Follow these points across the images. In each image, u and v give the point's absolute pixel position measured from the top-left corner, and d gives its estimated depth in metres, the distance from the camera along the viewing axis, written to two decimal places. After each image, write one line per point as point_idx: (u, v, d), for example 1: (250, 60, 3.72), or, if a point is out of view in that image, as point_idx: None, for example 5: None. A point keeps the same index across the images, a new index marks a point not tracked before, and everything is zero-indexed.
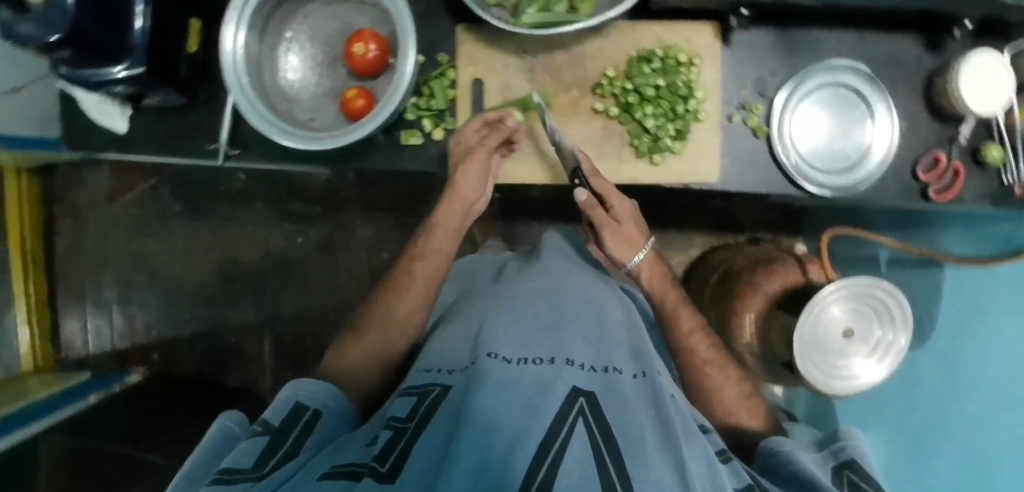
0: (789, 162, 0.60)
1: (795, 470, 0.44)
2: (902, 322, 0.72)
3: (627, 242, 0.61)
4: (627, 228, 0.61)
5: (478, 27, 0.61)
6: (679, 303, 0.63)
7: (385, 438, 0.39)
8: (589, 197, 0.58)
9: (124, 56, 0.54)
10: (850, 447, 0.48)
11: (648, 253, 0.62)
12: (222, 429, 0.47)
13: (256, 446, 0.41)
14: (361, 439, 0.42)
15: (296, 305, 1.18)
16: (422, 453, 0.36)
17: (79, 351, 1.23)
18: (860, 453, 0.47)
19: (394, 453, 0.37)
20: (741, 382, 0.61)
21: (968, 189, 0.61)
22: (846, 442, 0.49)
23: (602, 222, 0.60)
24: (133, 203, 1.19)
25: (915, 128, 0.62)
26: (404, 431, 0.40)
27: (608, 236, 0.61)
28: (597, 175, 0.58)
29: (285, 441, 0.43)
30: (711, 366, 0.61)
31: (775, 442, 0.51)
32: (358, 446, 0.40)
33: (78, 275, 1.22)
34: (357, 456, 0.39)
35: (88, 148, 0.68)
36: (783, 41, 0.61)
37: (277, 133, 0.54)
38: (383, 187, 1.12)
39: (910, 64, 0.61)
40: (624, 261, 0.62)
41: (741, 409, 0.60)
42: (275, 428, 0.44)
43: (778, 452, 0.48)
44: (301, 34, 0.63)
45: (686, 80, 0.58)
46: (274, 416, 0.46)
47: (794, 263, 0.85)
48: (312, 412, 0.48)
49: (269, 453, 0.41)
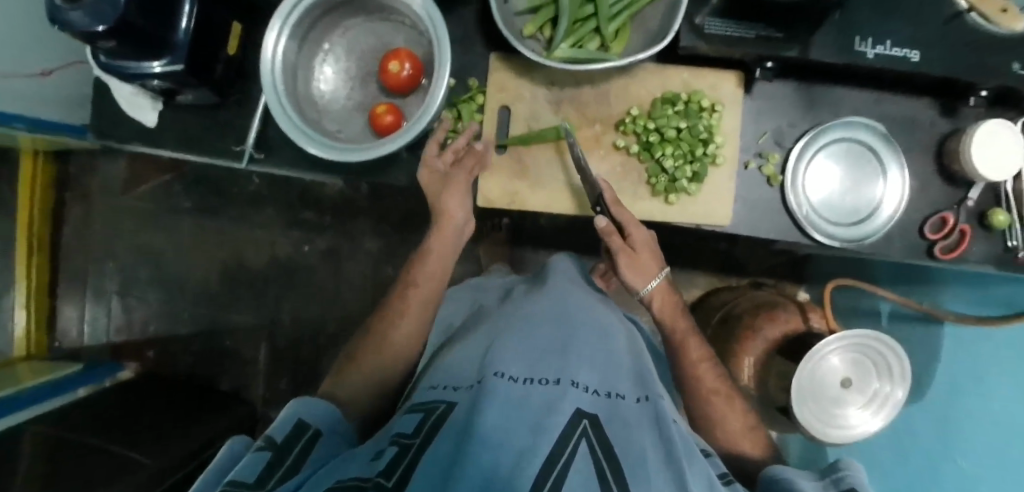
0: (800, 212, 0.61)
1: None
2: (901, 376, 0.72)
3: (641, 272, 0.61)
4: (645, 257, 0.61)
5: (511, 56, 0.63)
6: (688, 334, 0.63)
7: (389, 456, 0.40)
8: (609, 224, 0.58)
9: (165, 52, 0.56)
10: (852, 477, 0.43)
11: (662, 282, 0.63)
12: (231, 452, 0.44)
13: (261, 459, 0.41)
14: (365, 453, 0.42)
15: (296, 313, 1.18)
16: (427, 468, 0.37)
17: (72, 340, 1.21)
18: (861, 482, 0.43)
19: (400, 469, 0.38)
20: (746, 414, 0.61)
21: (974, 251, 0.63)
22: (847, 472, 0.44)
23: (620, 249, 0.60)
24: (145, 196, 1.20)
25: (926, 188, 0.64)
26: (410, 446, 0.40)
27: (625, 264, 0.61)
28: (618, 203, 0.59)
29: (289, 457, 0.43)
30: (717, 396, 0.61)
31: (776, 469, 0.49)
32: (363, 460, 0.41)
33: (80, 263, 1.21)
34: (361, 471, 0.39)
35: (115, 140, 0.69)
36: (804, 95, 0.63)
37: (305, 141, 0.56)
38: (395, 202, 1.13)
39: (925, 127, 0.63)
40: (637, 287, 0.62)
41: (744, 438, 0.59)
42: (277, 445, 0.43)
43: (778, 480, 0.47)
44: (338, 47, 0.64)
45: (707, 125, 0.60)
46: (279, 431, 0.46)
47: (796, 310, 0.88)
48: (313, 430, 0.48)
49: (274, 471, 0.40)
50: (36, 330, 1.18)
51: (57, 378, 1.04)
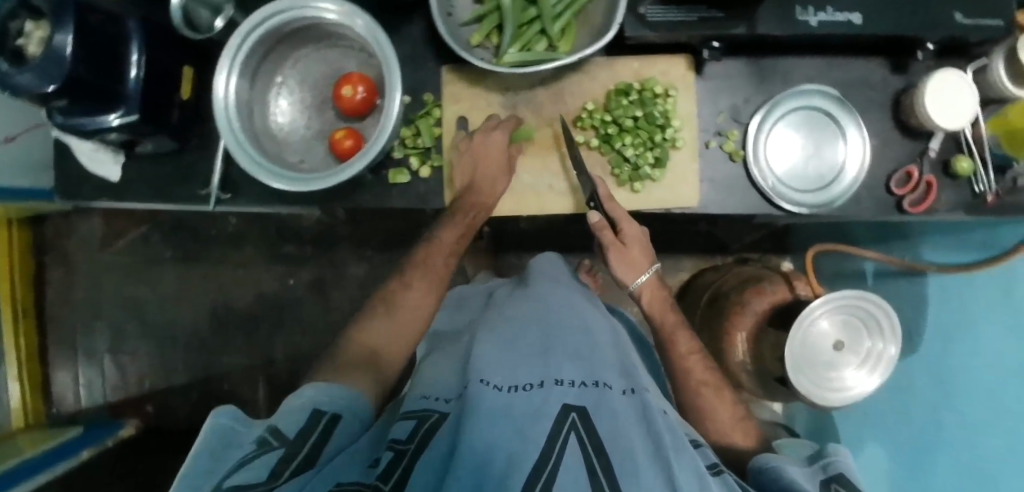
0: (766, 184, 0.62)
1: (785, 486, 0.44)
2: (891, 332, 0.72)
3: (632, 265, 0.64)
4: (635, 253, 0.63)
5: (462, 66, 0.64)
6: (676, 328, 0.65)
7: (385, 460, 0.39)
8: (601, 219, 0.60)
9: (119, 104, 0.55)
10: (839, 462, 0.48)
11: (652, 276, 0.65)
12: (220, 430, 0.42)
13: (271, 456, 0.38)
14: (364, 456, 0.42)
15: (290, 348, 1.17)
16: (420, 475, 0.37)
17: (69, 405, 1.20)
18: (847, 468, 0.47)
19: (396, 474, 0.38)
20: (735, 404, 0.62)
21: (942, 201, 0.63)
22: (834, 457, 0.48)
23: (610, 244, 0.62)
24: (126, 250, 1.19)
25: (887, 145, 0.64)
26: (405, 452, 0.40)
27: (617, 258, 0.63)
28: (612, 201, 0.60)
29: (303, 450, 0.40)
30: (707, 387, 0.62)
31: (764, 458, 0.50)
32: (361, 466, 0.40)
33: (69, 326, 1.20)
34: (362, 477, 0.38)
35: (80, 198, 0.69)
36: (754, 69, 0.64)
37: (265, 175, 0.55)
38: (374, 225, 1.14)
39: (878, 86, 0.64)
40: (628, 282, 0.65)
41: (735, 429, 0.59)
42: (289, 441, 0.41)
43: (768, 469, 0.48)
44: (291, 78, 0.65)
45: (662, 111, 0.61)
46: (290, 424, 0.43)
47: (781, 280, 0.87)
48: (329, 418, 0.45)
49: (289, 464, 0.38)
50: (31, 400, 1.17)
51: (58, 444, 1.03)
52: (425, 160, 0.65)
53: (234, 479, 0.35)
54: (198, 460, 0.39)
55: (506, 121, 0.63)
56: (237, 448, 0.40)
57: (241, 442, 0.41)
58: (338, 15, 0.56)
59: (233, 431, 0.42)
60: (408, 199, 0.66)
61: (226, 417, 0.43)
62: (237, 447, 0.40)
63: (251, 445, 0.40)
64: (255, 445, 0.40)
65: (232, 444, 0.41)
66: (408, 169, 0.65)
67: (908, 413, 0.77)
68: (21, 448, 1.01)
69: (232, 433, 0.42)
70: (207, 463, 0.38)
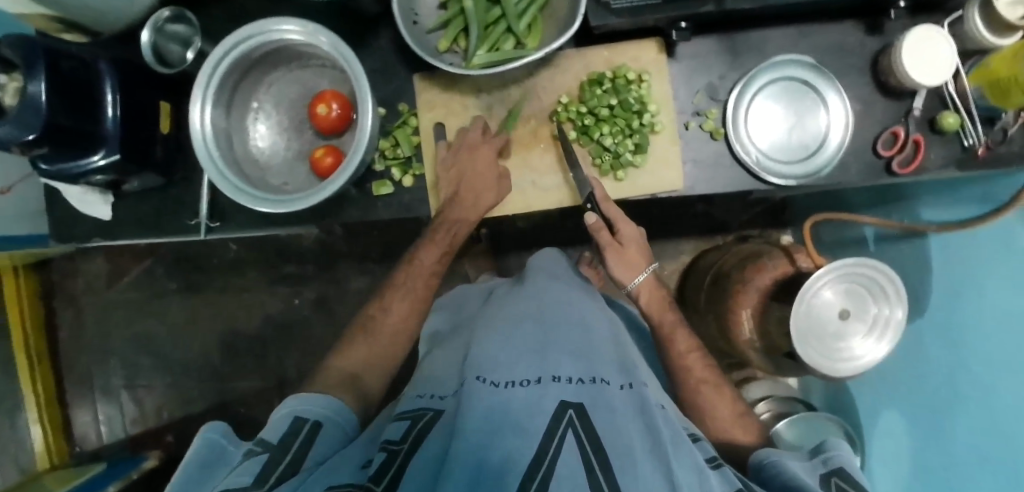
0: (749, 159, 0.61)
1: (785, 481, 0.44)
2: (896, 296, 0.69)
3: (629, 265, 0.64)
4: (632, 252, 0.64)
5: (433, 73, 0.64)
6: (675, 325, 0.65)
7: (379, 460, 0.40)
8: (598, 220, 0.60)
9: (100, 145, 0.56)
10: (837, 456, 0.47)
11: (649, 276, 0.65)
12: (209, 444, 0.44)
13: (257, 461, 0.41)
14: (356, 458, 0.43)
15: (300, 367, 1.18)
16: (415, 472, 0.37)
17: (92, 443, 1.22)
18: (847, 459, 0.46)
19: (390, 474, 0.38)
20: (736, 400, 0.61)
21: (932, 158, 0.62)
22: (833, 451, 0.48)
23: (608, 244, 0.63)
24: (132, 287, 1.22)
25: (869, 107, 0.63)
26: (398, 452, 0.41)
27: (615, 258, 0.64)
28: (608, 201, 0.61)
29: (288, 454, 0.43)
30: (707, 386, 0.61)
31: (764, 453, 0.51)
32: (354, 467, 0.41)
33: (84, 365, 1.22)
34: (355, 476, 0.39)
35: (75, 240, 0.70)
36: (727, 45, 0.63)
37: (246, 199, 0.56)
38: (372, 238, 1.14)
39: (855, 49, 0.63)
40: (626, 282, 0.65)
41: (734, 426, 0.58)
42: (273, 446, 0.43)
43: (769, 465, 0.48)
44: (267, 103, 0.66)
45: (637, 96, 0.61)
46: (273, 432, 0.46)
47: (781, 255, 0.84)
48: (311, 424, 0.48)
49: (275, 468, 0.41)
50: (55, 442, 1.19)
51: (83, 482, 1.05)
52: (407, 170, 0.66)
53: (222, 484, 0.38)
54: (188, 470, 0.42)
55: (479, 130, 0.63)
56: (226, 461, 0.43)
57: (228, 455, 0.44)
58: (301, 34, 0.56)
59: (222, 446, 0.45)
60: (394, 209, 0.66)
61: (215, 432, 0.46)
62: (225, 461, 0.43)
63: (239, 456, 0.43)
64: (241, 456, 0.43)
65: (219, 456, 0.44)
66: (390, 181, 0.65)
67: (917, 377, 0.75)
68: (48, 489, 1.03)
69: (219, 444, 0.45)
70: (198, 474, 0.42)
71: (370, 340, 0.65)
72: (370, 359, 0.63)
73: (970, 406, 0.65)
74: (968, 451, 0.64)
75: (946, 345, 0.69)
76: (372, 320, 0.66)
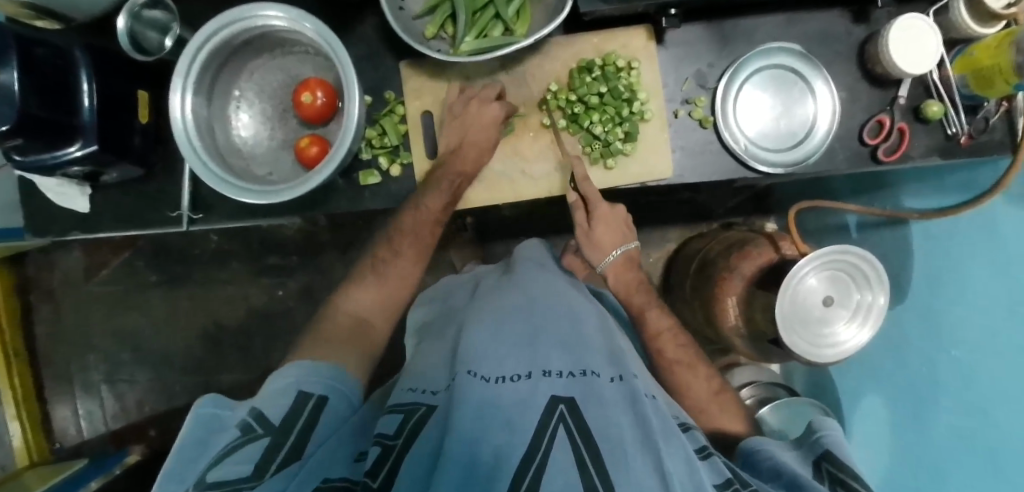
0: (739, 147, 0.62)
1: (774, 467, 0.46)
2: (879, 282, 0.70)
3: (600, 246, 0.66)
4: (601, 233, 0.65)
5: (421, 61, 0.63)
6: (646, 307, 0.66)
7: (374, 454, 0.40)
8: (575, 197, 0.63)
9: (77, 135, 0.54)
10: (826, 438, 0.49)
11: (621, 255, 0.67)
12: (208, 416, 0.45)
13: (257, 448, 0.40)
14: (350, 443, 0.43)
15: (287, 358, 1.17)
16: (410, 467, 0.37)
17: (72, 439, 1.20)
18: (835, 442, 0.49)
19: (386, 469, 0.38)
20: (710, 378, 0.62)
21: (915, 146, 0.63)
22: (822, 433, 0.50)
23: (580, 224, 0.65)
24: (110, 280, 1.19)
25: (856, 96, 0.64)
26: (393, 446, 0.41)
27: (586, 238, 0.66)
28: (587, 179, 0.61)
29: (289, 438, 0.42)
30: (682, 364, 0.62)
31: (755, 442, 0.52)
32: (348, 459, 0.41)
33: (62, 360, 1.20)
34: (351, 472, 0.40)
35: (51, 234, 0.68)
36: (716, 33, 0.63)
37: (233, 192, 0.55)
38: (358, 227, 1.13)
39: (841, 37, 0.63)
40: (595, 261, 0.68)
41: (713, 405, 0.60)
42: (275, 430, 0.43)
43: (759, 451, 0.50)
44: (249, 91, 0.64)
45: (627, 84, 0.61)
46: (276, 409, 0.45)
47: (766, 243, 0.85)
48: (315, 400, 0.48)
49: (275, 455, 0.40)
50: (34, 439, 1.16)
51: (65, 478, 1.03)
52: (394, 159, 0.65)
53: (222, 467, 0.37)
54: (184, 448, 0.42)
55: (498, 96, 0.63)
56: (226, 432, 0.43)
57: (223, 427, 0.44)
58: (284, 20, 0.55)
59: (219, 417, 0.45)
60: (381, 199, 0.65)
61: (211, 404, 0.46)
62: (221, 434, 0.43)
63: (239, 430, 0.43)
64: (241, 434, 0.42)
65: (216, 434, 0.44)
66: (377, 170, 0.64)
67: (898, 364, 0.76)
68: (29, 485, 1.01)
69: (216, 418, 0.45)
70: (195, 449, 0.42)
71: (377, 285, 0.64)
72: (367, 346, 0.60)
73: (953, 392, 0.66)
74: (946, 437, 0.67)
75: (926, 335, 0.71)
76: None
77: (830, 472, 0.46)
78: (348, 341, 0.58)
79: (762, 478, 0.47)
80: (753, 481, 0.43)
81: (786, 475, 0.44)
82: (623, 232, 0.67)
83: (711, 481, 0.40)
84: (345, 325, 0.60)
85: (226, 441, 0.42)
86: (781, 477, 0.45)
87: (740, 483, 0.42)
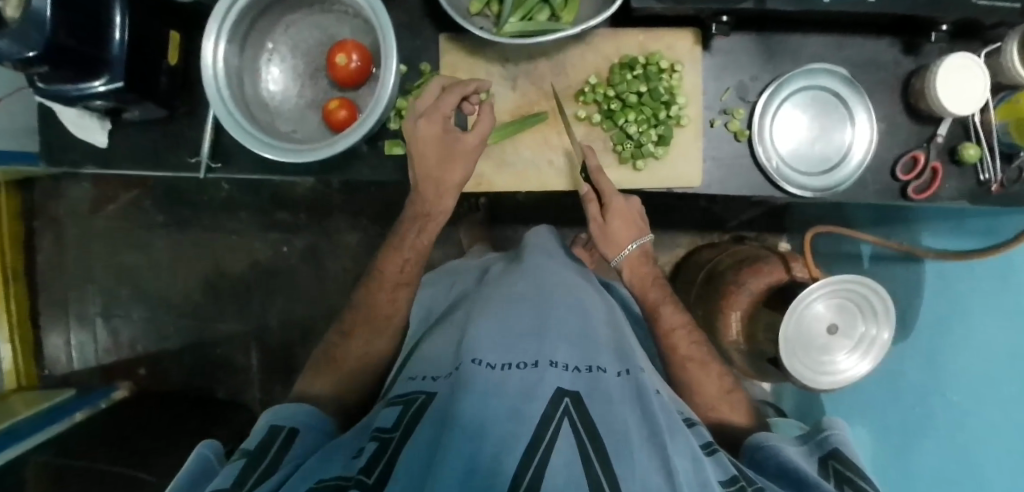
0: (770, 165, 0.61)
1: (779, 464, 0.47)
2: (885, 316, 0.70)
3: (613, 241, 0.64)
4: (616, 227, 0.63)
5: (461, 36, 0.62)
6: (661, 302, 0.65)
7: (370, 451, 0.40)
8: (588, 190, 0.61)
9: (103, 70, 0.53)
10: (834, 436, 0.51)
11: (636, 249, 0.64)
12: (197, 461, 0.45)
13: (234, 469, 0.41)
14: (349, 449, 0.43)
15: (285, 315, 1.17)
16: (406, 462, 0.37)
17: (62, 368, 1.21)
18: (842, 441, 0.50)
19: (381, 465, 0.38)
20: (723, 377, 0.63)
21: (946, 187, 0.62)
22: (830, 431, 0.51)
23: (594, 217, 0.63)
24: (116, 215, 1.18)
25: (894, 128, 0.63)
26: (390, 440, 0.41)
27: (600, 232, 0.64)
28: (600, 172, 0.59)
29: (264, 461, 0.43)
30: (687, 373, 0.62)
31: (761, 436, 0.53)
32: (344, 458, 0.42)
33: (60, 290, 1.20)
34: (345, 468, 0.40)
35: (66, 165, 0.67)
36: (763, 46, 0.62)
37: (257, 146, 0.54)
38: (369, 194, 1.12)
39: (889, 67, 0.62)
40: (610, 256, 0.65)
41: (721, 403, 0.61)
42: (251, 453, 0.44)
43: (764, 447, 0.51)
44: (282, 45, 0.62)
45: (667, 87, 0.60)
46: (252, 442, 0.46)
47: (779, 261, 0.85)
48: (288, 429, 0.49)
49: (252, 474, 0.41)
50: (24, 363, 1.17)
51: (53, 406, 1.04)
52: None
53: None
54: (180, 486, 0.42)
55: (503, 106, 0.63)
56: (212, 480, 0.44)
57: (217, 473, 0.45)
58: None
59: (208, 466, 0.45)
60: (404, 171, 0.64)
61: (205, 453, 0.47)
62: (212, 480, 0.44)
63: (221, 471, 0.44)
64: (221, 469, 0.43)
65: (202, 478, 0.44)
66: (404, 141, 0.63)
67: (893, 396, 0.77)
68: (16, 408, 1.02)
69: (209, 463, 0.45)
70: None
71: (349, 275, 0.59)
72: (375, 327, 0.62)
73: (945, 431, 0.67)
74: (933, 470, 0.68)
75: (923, 373, 0.72)
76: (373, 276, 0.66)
77: (837, 469, 0.47)
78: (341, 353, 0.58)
79: (769, 476, 0.48)
80: (759, 480, 0.44)
81: (796, 472, 0.45)
82: (636, 224, 0.64)
83: (717, 477, 0.40)
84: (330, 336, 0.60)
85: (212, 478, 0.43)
86: (788, 473, 0.46)
87: (746, 479, 0.42)
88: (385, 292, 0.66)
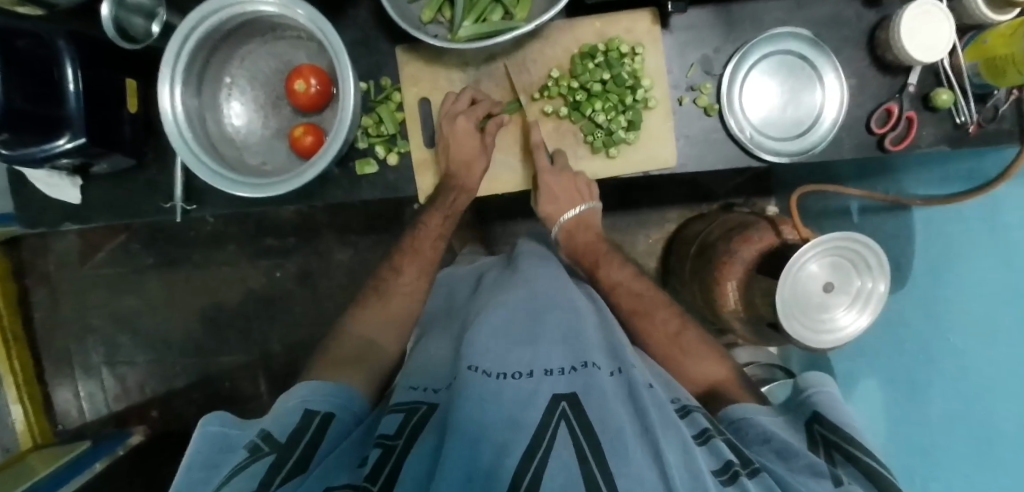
0: (744, 136, 0.60)
1: (763, 434, 0.47)
2: (880, 269, 0.69)
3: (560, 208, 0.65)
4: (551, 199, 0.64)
5: (419, 46, 0.61)
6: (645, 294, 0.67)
7: (374, 458, 0.40)
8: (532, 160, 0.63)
9: (63, 129, 0.52)
10: (816, 396, 0.52)
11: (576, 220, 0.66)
12: (211, 436, 0.43)
13: (264, 463, 0.39)
14: (352, 454, 0.43)
15: (287, 339, 1.17)
16: (412, 467, 0.38)
17: (74, 420, 1.21)
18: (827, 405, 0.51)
19: (386, 472, 0.38)
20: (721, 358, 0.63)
21: (923, 135, 0.62)
22: (811, 392, 0.53)
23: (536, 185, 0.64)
24: (106, 263, 1.18)
25: (865, 83, 0.62)
26: (393, 448, 0.41)
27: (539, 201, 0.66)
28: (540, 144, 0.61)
29: (295, 453, 0.42)
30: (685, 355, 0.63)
31: (740, 408, 0.52)
32: (350, 466, 0.41)
33: (61, 344, 1.20)
34: (351, 478, 0.39)
35: (43, 224, 0.67)
36: (723, 17, 0.61)
37: (228, 185, 0.53)
38: (354, 209, 1.12)
39: (852, 22, 0.61)
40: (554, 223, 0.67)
41: None
42: (280, 444, 0.42)
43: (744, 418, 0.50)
44: (241, 78, 0.62)
45: (630, 71, 0.59)
46: (283, 427, 0.45)
47: (768, 227, 0.84)
48: (322, 416, 0.48)
49: (281, 471, 0.39)
50: (37, 420, 1.18)
51: (70, 460, 1.04)
52: (391, 148, 0.63)
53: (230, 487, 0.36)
54: (192, 467, 0.41)
55: (485, 98, 0.61)
56: (235, 454, 0.42)
57: (233, 444, 0.43)
58: (276, 6, 0.53)
59: (224, 435, 0.43)
60: (379, 189, 0.63)
61: (216, 423, 0.44)
62: (233, 450, 0.42)
63: (245, 449, 0.42)
64: (247, 452, 0.41)
65: (225, 450, 0.42)
66: (374, 159, 0.62)
67: (899, 350, 0.76)
68: (34, 466, 1.03)
69: (222, 434, 0.43)
70: (202, 473, 0.40)
71: (382, 304, 0.66)
72: (380, 332, 0.64)
73: (949, 374, 0.67)
74: (941, 416, 0.68)
75: (927, 323, 0.70)
76: (380, 290, 0.68)
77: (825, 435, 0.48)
78: (356, 361, 0.59)
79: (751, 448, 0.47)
80: (754, 457, 0.44)
81: (780, 444, 0.45)
82: (579, 190, 0.64)
83: (710, 466, 0.40)
84: (352, 342, 0.63)
85: (234, 460, 0.41)
86: (774, 446, 0.46)
87: (740, 463, 0.41)
88: (387, 304, 0.66)
